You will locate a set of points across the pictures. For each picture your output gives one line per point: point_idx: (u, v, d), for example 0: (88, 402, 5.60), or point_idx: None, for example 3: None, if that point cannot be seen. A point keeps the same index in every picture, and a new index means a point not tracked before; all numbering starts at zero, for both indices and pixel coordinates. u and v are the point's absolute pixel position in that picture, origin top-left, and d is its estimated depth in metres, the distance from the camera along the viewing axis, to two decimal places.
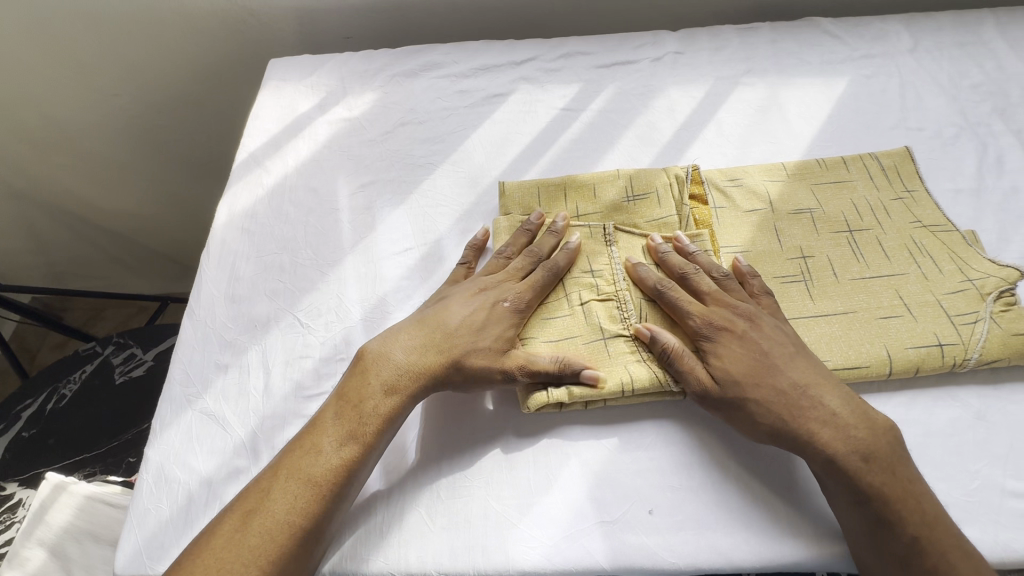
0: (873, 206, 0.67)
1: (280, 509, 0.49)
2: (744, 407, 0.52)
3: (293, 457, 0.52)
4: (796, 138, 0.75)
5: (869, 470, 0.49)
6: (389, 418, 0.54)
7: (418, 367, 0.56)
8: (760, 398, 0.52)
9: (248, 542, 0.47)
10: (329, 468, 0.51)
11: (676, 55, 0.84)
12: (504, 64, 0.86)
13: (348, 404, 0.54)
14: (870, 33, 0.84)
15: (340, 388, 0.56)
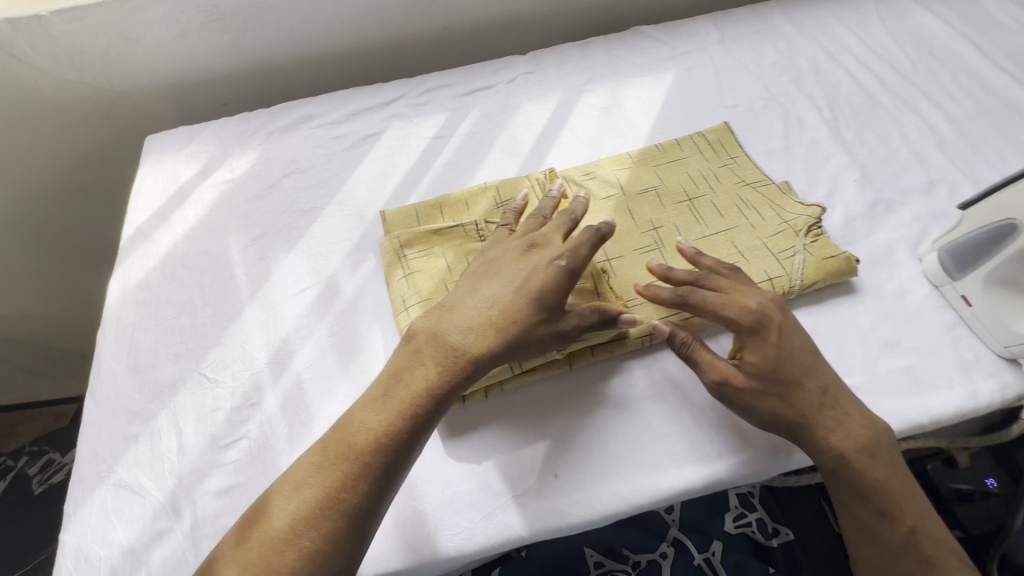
0: (705, 176, 0.77)
1: (301, 505, 0.50)
2: (756, 402, 0.57)
3: (324, 450, 0.53)
4: (637, 130, 0.86)
5: (871, 466, 0.55)
6: (437, 391, 0.55)
7: (471, 343, 0.56)
8: (779, 398, 0.56)
9: (295, 513, 0.50)
10: (371, 443, 0.52)
11: (527, 75, 0.94)
12: (374, 107, 0.93)
13: (396, 381, 0.56)
14: (686, 33, 0.98)
15: (391, 366, 0.57)
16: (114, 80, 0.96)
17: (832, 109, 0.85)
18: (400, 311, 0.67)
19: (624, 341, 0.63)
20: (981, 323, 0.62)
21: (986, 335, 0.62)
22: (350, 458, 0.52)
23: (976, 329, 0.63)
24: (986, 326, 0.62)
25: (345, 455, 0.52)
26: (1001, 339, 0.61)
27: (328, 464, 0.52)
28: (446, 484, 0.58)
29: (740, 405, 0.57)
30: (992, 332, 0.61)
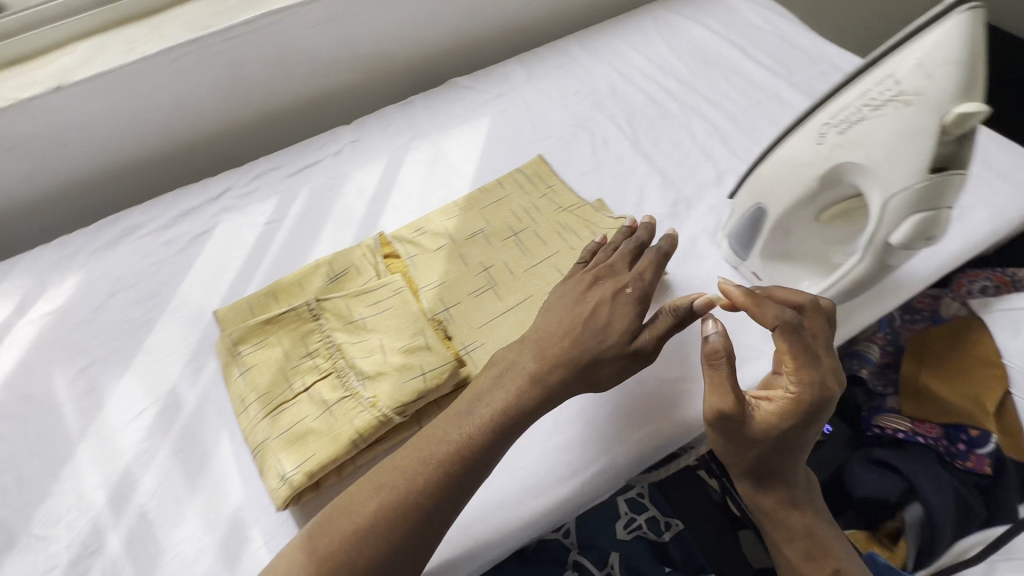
0: (525, 210, 0.83)
1: (338, 535, 0.51)
2: (746, 439, 0.55)
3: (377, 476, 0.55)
4: (463, 177, 0.90)
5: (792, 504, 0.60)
6: (502, 418, 0.57)
7: (541, 369, 0.58)
8: (774, 439, 0.55)
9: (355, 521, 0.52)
10: (451, 457, 0.55)
11: (353, 144, 0.97)
12: (202, 204, 0.92)
13: (475, 396, 0.58)
14: (496, 78, 1.05)
15: (480, 385, 0.60)
16: None
17: (631, 125, 0.94)
18: (240, 411, 0.65)
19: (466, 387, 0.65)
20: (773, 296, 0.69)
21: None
22: (409, 476, 0.54)
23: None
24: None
25: (393, 479, 0.54)
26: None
27: (378, 488, 0.54)
28: None
29: (733, 439, 0.55)
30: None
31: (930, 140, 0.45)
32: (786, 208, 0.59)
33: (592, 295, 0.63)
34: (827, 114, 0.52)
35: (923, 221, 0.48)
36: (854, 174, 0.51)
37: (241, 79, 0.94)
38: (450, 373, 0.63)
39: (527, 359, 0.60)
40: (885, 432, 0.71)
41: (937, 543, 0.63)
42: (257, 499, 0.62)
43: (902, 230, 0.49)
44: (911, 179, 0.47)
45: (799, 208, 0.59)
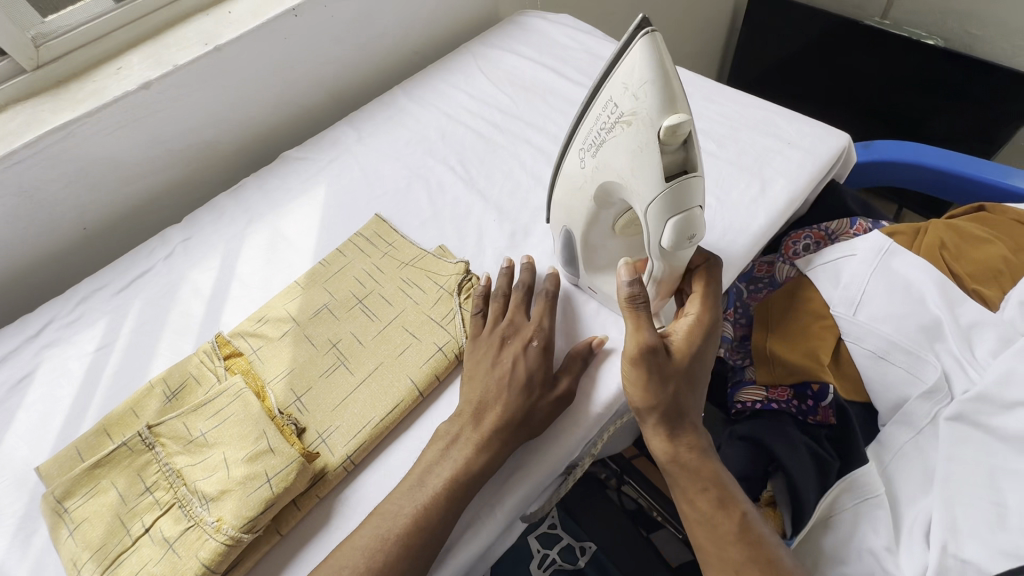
0: (368, 272, 0.81)
1: None
2: (665, 377, 0.57)
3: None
4: (303, 253, 0.88)
5: (704, 455, 0.58)
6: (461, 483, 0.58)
7: (492, 424, 0.61)
8: (685, 371, 0.59)
9: None
10: (408, 527, 0.56)
11: (185, 242, 0.92)
12: (21, 345, 0.83)
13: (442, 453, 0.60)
14: (327, 142, 1.03)
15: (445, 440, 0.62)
16: None
17: (464, 163, 0.95)
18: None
19: (322, 480, 0.62)
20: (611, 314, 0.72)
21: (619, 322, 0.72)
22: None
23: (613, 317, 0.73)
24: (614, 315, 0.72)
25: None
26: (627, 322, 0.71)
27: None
28: None
29: (650, 364, 0.56)
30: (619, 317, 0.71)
31: (655, 150, 0.51)
32: (588, 228, 0.64)
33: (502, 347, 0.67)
34: (590, 138, 0.58)
35: (678, 221, 0.54)
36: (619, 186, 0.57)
37: (41, 204, 0.87)
38: (294, 472, 0.59)
39: (471, 409, 0.63)
40: (747, 406, 0.77)
41: (804, 507, 0.67)
42: None
43: (665, 230, 0.54)
44: (655, 185, 0.52)
45: (598, 224, 0.64)
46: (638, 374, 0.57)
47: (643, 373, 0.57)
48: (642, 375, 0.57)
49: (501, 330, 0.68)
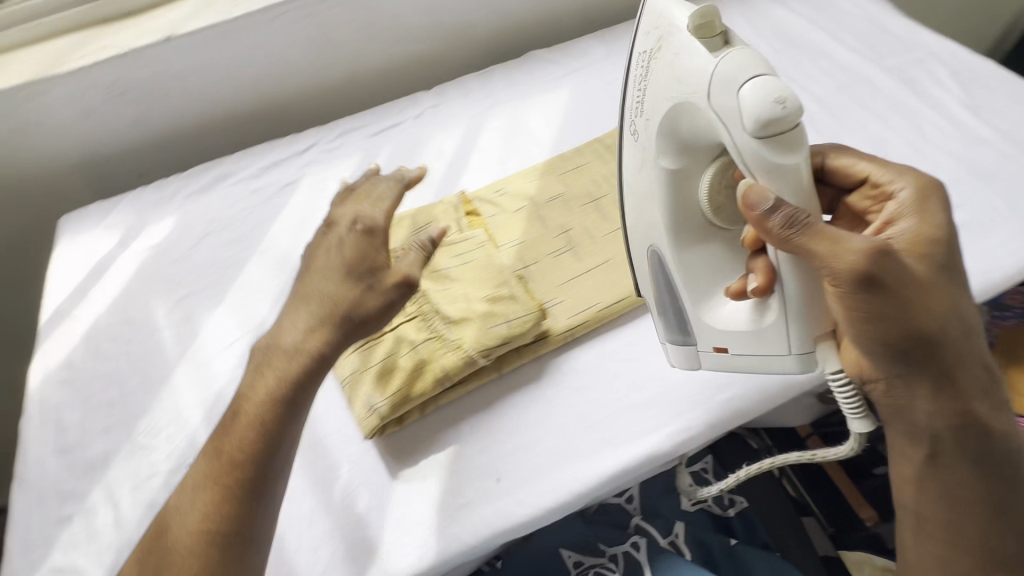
0: (606, 176, 0.84)
1: (192, 521, 0.53)
2: (913, 287, 0.48)
3: (178, 517, 0.53)
4: (541, 145, 0.92)
5: (976, 390, 0.50)
6: (245, 454, 0.54)
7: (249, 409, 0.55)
8: (922, 278, 0.48)
9: (209, 479, 0.54)
10: (235, 444, 0.54)
11: (434, 108, 0.99)
12: (289, 156, 0.95)
13: (231, 415, 0.56)
14: (576, 52, 1.05)
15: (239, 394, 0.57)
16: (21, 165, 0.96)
17: None
18: None
19: (545, 340, 0.67)
20: (742, 357, 0.58)
21: (763, 362, 0.57)
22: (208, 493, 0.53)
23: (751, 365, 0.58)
24: (744, 351, 0.57)
25: (188, 524, 0.53)
26: (770, 354, 0.55)
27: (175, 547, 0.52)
28: (390, 503, 0.60)
29: (890, 277, 0.46)
30: (753, 351, 0.56)
31: (689, 40, 0.50)
32: (671, 219, 0.56)
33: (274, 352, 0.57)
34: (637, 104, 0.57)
35: (751, 88, 0.45)
36: (675, 108, 0.51)
37: (332, 41, 0.97)
38: (531, 322, 0.65)
39: (293, 337, 0.57)
40: None
41: None
42: (339, 428, 0.65)
43: (750, 107, 0.45)
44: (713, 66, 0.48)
45: (677, 203, 0.55)
46: (877, 298, 0.47)
47: (888, 293, 0.47)
48: (884, 298, 0.47)
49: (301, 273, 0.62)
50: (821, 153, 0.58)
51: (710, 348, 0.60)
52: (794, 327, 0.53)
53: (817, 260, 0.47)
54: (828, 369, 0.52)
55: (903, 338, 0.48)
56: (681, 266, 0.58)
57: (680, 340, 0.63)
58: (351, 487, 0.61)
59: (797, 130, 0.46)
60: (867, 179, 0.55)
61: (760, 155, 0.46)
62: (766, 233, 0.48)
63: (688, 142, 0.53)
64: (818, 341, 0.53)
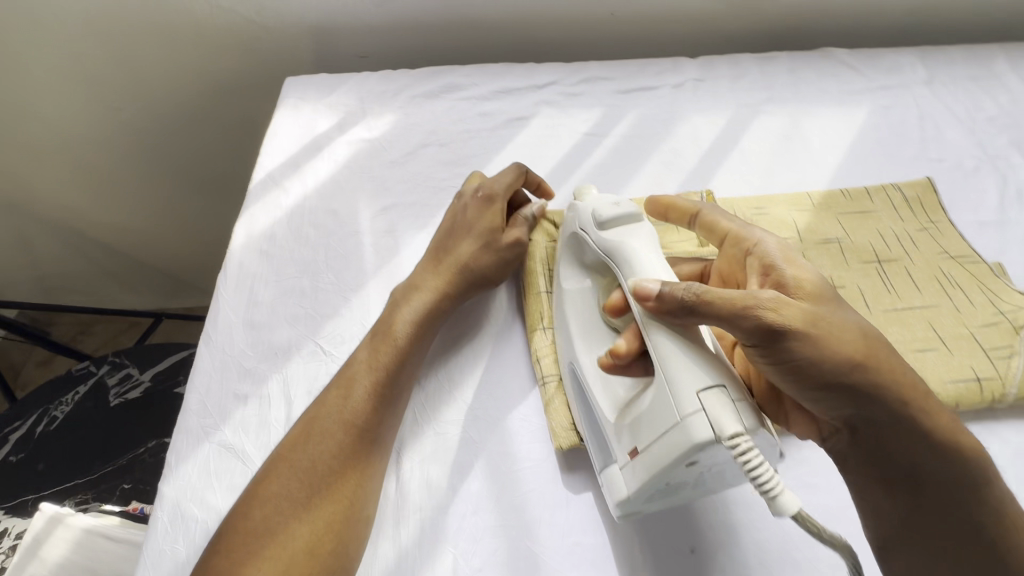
0: (899, 237, 0.67)
1: (333, 428, 0.53)
2: (811, 322, 0.45)
3: (326, 406, 0.54)
4: (819, 167, 0.76)
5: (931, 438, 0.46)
6: (389, 374, 0.56)
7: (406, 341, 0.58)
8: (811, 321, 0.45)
9: (353, 395, 0.54)
10: (370, 370, 0.56)
11: (697, 82, 0.85)
12: (526, 87, 0.85)
13: (382, 336, 0.58)
14: (886, 65, 0.85)
15: (374, 328, 0.60)
16: (265, 15, 0.96)
17: None
18: (536, 328, 0.63)
19: None
20: (648, 454, 0.45)
21: (668, 450, 0.43)
22: (360, 387, 0.55)
23: (672, 472, 0.44)
24: (648, 443, 0.45)
25: (342, 413, 0.53)
26: (667, 430, 0.44)
27: (315, 435, 0.52)
28: (566, 527, 0.53)
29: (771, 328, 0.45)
30: (651, 440, 0.45)
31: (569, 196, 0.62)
32: (578, 328, 0.57)
33: (443, 274, 0.63)
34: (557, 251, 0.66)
35: (597, 204, 0.56)
36: (564, 230, 0.61)
37: None
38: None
39: (413, 304, 0.61)
40: None
41: None
42: (526, 418, 0.58)
43: (594, 216, 0.55)
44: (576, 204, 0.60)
45: (580, 309, 0.58)
46: (788, 349, 0.45)
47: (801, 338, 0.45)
48: (787, 344, 0.44)
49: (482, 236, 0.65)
50: (694, 209, 0.59)
51: (626, 458, 0.48)
52: (674, 387, 0.44)
53: (723, 319, 0.45)
54: (723, 434, 0.41)
55: (837, 377, 0.45)
56: (605, 362, 0.54)
57: (604, 467, 0.51)
58: (527, 490, 0.54)
59: (642, 227, 0.54)
60: (725, 237, 0.56)
61: (612, 248, 0.53)
62: (659, 309, 0.46)
63: (580, 258, 0.60)
64: (704, 391, 0.43)
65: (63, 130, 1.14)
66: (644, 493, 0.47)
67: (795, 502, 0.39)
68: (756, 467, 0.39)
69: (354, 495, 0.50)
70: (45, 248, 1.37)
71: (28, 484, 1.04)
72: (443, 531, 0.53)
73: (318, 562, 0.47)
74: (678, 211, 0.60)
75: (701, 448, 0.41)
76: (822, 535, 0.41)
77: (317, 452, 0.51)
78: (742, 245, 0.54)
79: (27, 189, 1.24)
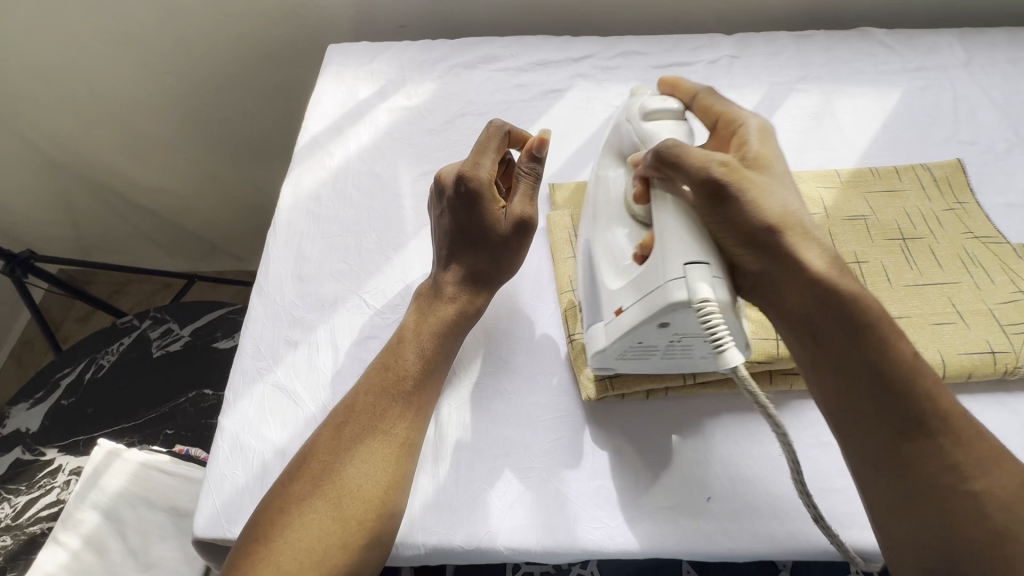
0: (926, 216, 0.69)
1: (356, 429, 0.54)
2: (746, 186, 0.50)
3: (359, 410, 0.55)
4: (850, 146, 0.77)
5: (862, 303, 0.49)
6: (420, 379, 0.58)
7: (434, 351, 0.59)
8: (747, 190, 0.50)
9: (380, 400, 0.56)
10: (406, 379, 0.57)
11: (732, 59, 0.86)
12: (562, 60, 0.87)
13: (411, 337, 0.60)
14: (924, 46, 0.85)
15: (409, 321, 0.62)
16: None
17: None
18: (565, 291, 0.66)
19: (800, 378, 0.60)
20: (630, 312, 0.51)
21: (648, 305, 0.49)
22: (391, 399, 0.56)
23: (647, 330, 0.50)
24: (631, 302, 0.51)
25: (369, 418, 0.55)
26: (651, 290, 0.49)
27: (347, 439, 0.54)
28: (592, 471, 0.57)
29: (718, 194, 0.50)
30: (636, 299, 0.51)
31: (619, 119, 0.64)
32: (605, 214, 0.60)
33: (471, 299, 0.62)
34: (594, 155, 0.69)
35: (642, 100, 0.61)
36: (610, 127, 0.65)
37: None
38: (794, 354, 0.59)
39: (451, 306, 0.62)
40: None
41: None
42: (555, 372, 0.62)
43: (640, 109, 0.60)
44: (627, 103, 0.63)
45: (614, 188, 0.61)
46: (724, 206, 0.50)
47: (734, 197, 0.50)
48: (726, 203, 0.50)
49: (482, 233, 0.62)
50: (696, 90, 0.62)
51: (612, 315, 0.54)
52: (668, 256, 0.48)
53: (688, 173, 0.51)
54: (694, 296, 0.46)
55: (750, 238, 0.50)
56: (620, 245, 0.57)
57: (591, 325, 0.58)
58: (555, 437, 0.58)
59: (679, 123, 0.59)
60: (717, 120, 0.59)
61: (649, 137, 0.58)
62: (648, 167, 0.54)
63: (618, 152, 0.63)
64: (688, 264, 0.47)
65: (111, 95, 1.19)
66: (620, 348, 0.53)
67: (737, 357, 0.44)
68: (714, 325, 0.45)
69: (392, 494, 0.53)
70: (88, 206, 1.43)
71: (78, 425, 1.11)
72: (477, 470, 0.57)
73: (350, 556, 0.49)
74: (682, 91, 0.63)
75: (672, 306, 0.46)
76: (765, 412, 0.43)
77: (345, 457, 0.53)
78: (732, 125, 0.58)
79: (75, 149, 1.29)
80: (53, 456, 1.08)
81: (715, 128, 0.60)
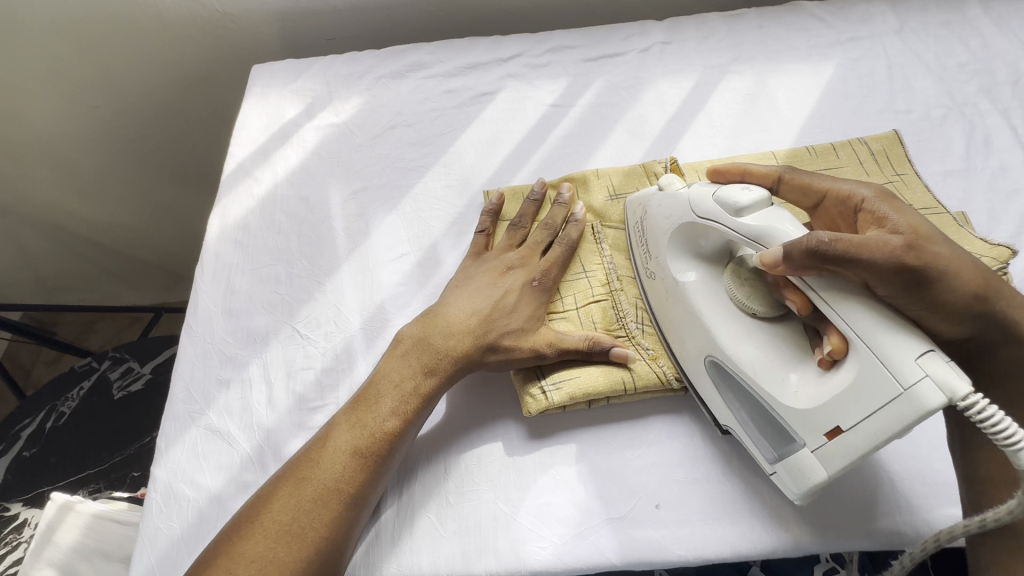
0: None
1: (319, 488, 0.49)
2: (937, 259, 0.45)
3: (323, 465, 0.50)
4: (786, 126, 0.75)
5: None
6: (393, 438, 0.52)
7: (406, 413, 0.53)
8: (938, 263, 0.45)
9: (344, 454, 0.51)
10: (374, 438, 0.52)
11: (663, 45, 0.84)
12: (490, 62, 0.85)
13: (379, 393, 0.54)
14: (855, 16, 0.84)
15: (374, 374, 0.56)
16: (225, 3, 0.96)
17: None
18: None
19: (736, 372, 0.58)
20: (856, 433, 0.43)
21: (889, 420, 0.41)
22: (357, 456, 0.51)
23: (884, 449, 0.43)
24: (856, 421, 0.43)
25: (330, 477, 0.50)
26: (886, 403, 0.41)
27: (308, 501, 0.48)
28: (536, 487, 0.55)
29: (933, 273, 0.44)
30: (863, 417, 0.43)
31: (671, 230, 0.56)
32: (720, 325, 0.53)
33: (452, 355, 0.56)
34: (643, 259, 0.61)
35: (719, 193, 0.52)
36: (668, 225, 0.57)
37: None
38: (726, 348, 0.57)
39: (413, 362, 0.56)
40: None
41: None
42: (497, 391, 0.60)
43: (723, 205, 0.51)
44: (683, 195, 0.56)
45: (711, 304, 0.54)
46: (924, 290, 0.44)
47: (927, 278, 0.44)
48: (925, 289, 0.44)
49: (490, 273, 0.61)
50: (778, 172, 0.56)
51: (821, 440, 0.45)
52: (885, 356, 0.41)
53: (858, 266, 0.43)
54: (956, 395, 0.39)
55: (960, 312, 0.46)
56: (756, 359, 0.50)
57: (783, 452, 0.49)
58: (495, 456, 0.57)
59: (777, 209, 0.50)
60: (824, 197, 0.53)
61: (761, 235, 0.48)
62: (794, 267, 0.45)
63: (699, 251, 0.56)
64: (922, 357, 0.40)
65: (40, 133, 1.14)
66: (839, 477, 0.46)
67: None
68: (992, 415, 0.38)
69: (328, 550, 0.48)
70: None
71: (37, 476, 1.05)
72: (419, 500, 0.55)
73: None
74: (758, 176, 0.57)
75: (935, 414, 0.39)
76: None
77: (304, 522, 0.48)
78: (847, 201, 0.51)
79: None
80: (16, 511, 1.02)
81: (819, 203, 0.54)
